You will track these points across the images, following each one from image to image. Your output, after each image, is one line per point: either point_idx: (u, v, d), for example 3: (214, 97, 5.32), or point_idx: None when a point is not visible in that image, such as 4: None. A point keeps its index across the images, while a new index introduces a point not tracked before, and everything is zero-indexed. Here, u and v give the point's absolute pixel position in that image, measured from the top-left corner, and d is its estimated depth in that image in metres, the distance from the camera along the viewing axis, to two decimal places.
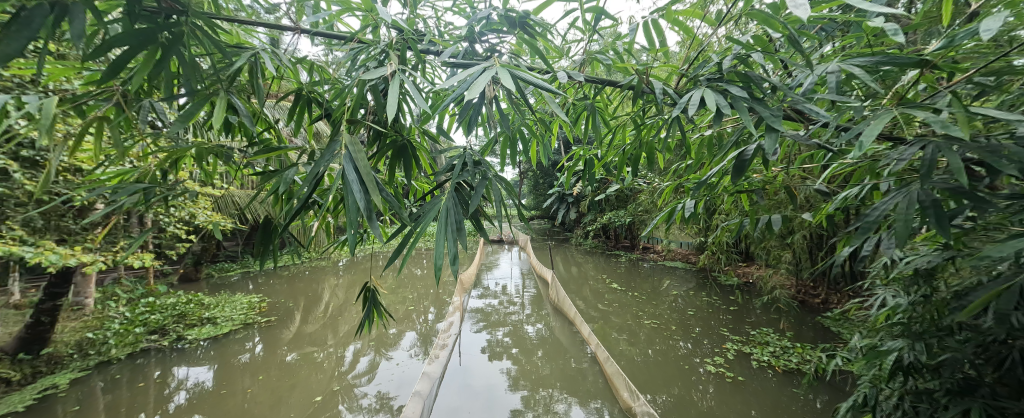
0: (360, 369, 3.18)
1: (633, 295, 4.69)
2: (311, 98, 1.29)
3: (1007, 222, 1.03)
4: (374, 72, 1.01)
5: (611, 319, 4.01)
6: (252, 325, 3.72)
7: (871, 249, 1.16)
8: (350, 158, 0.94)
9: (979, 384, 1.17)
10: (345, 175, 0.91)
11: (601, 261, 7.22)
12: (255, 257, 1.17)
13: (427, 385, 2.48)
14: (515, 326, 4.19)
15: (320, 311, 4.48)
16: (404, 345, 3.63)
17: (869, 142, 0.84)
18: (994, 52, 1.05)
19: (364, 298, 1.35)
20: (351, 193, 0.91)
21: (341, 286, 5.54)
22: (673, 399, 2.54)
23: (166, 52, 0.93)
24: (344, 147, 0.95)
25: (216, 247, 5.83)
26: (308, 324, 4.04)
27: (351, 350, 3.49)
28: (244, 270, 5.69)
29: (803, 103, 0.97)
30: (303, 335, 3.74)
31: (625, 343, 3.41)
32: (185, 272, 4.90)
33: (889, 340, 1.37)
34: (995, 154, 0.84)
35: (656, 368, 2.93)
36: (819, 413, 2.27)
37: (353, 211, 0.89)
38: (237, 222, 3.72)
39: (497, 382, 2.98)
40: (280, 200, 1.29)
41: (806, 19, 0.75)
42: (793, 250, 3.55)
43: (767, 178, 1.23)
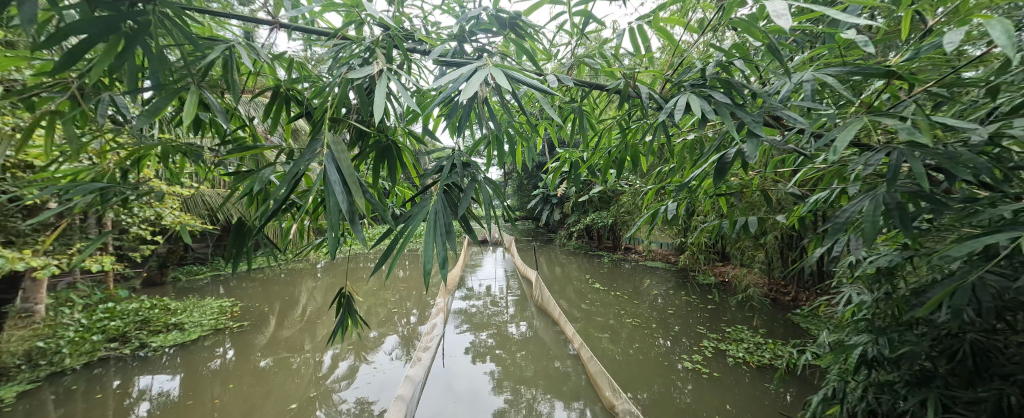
0: (339, 373, 3.10)
1: (615, 295, 4.76)
2: (290, 95, 1.28)
3: (958, 224, 1.12)
4: (361, 70, 0.99)
5: (594, 319, 4.06)
6: (223, 330, 3.57)
7: (840, 249, 1.22)
8: (332, 159, 0.92)
9: (933, 375, 1.25)
10: (327, 177, 0.89)
11: (585, 261, 7.32)
12: (224, 261, 1.13)
13: (410, 388, 2.45)
14: (498, 327, 4.18)
15: (296, 314, 4.32)
16: (386, 348, 3.55)
17: (843, 147, 0.90)
18: (948, 66, 1.14)
19: (339, 304, 1.33)
20: (333, 195, 0.89)
21: (319, 289, 5.38)
22: (653, 396, 2.59)
23: (129, 42, 0.89)
24: (326, 146, 0.94)
25: (184, 249, 5.57)
26: (283, 329, 3.89)
27: (329, 356, 3.38)
28: (214, 273, 5.45)
29: (781, 110, 1.03)
30: (278, 341, 3.61)
31: (607, 341, 3.48)
32: (149, 275, 4.67)
33: (854, 336, 1.45)
34: (953, 161, 0.94)
35: (637, 366, 2.98)
36: (790, 406, 2.37)
37: (335, 213, 0.87)
38: (205, 223, 3.54)
39: (480, 384, 2.97)
40: (256, 202, 1.27)
41: (788, 28, 0.82)
42: (766, 250, 3.69)
43: (743, 182, 1.27)
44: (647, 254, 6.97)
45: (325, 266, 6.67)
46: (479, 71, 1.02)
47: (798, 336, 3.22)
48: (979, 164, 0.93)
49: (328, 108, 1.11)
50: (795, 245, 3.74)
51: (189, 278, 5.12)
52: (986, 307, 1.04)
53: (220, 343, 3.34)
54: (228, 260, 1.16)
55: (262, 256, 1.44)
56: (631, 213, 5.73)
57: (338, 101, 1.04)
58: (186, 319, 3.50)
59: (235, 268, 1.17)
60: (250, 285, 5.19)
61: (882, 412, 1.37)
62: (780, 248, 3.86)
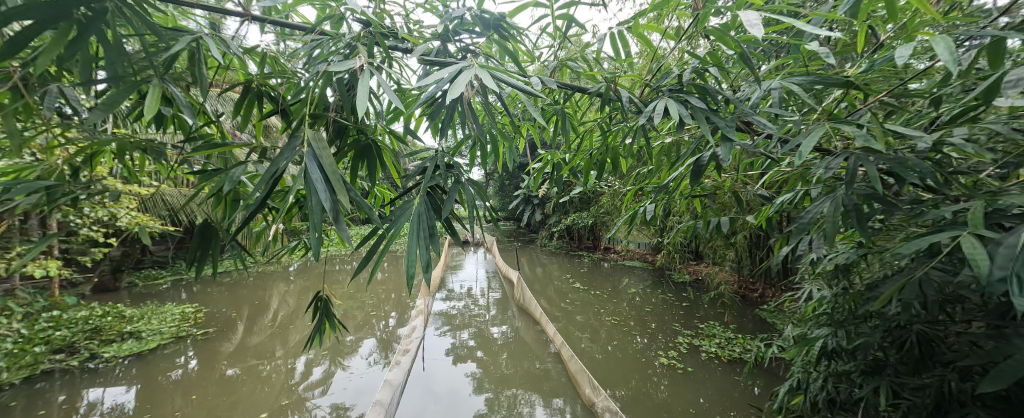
0: (314, 380, 2.99)
1: (594, 295, 4.84)
2: (262, 90, 1.23)
3: (907, 223, 1.22)
4: (343, 65, 0.97)
5: (575, 318, 4.11)
6: (186, 338, 3.36)
7: (803, 248, 1.29)
8: (314, 156, 0.90)
9: (885, 364, 1.35)
10: (308, 175, 0.87)
11: (566, 261, 7.41)
12: (186, 265, 1.06)
13: (388, 393, 2.40)
14: (479, 328, 4.15)
15: (266, 320, 4.13)
16: (363, 353, 3.45)
17: (808, 152, 0.96)
18: (897, 78, 1.24)
19: (316, 308, 1.37)
20: (316, 194, 0.86)
21: (292, 292, 5.15)
22: (630, 392, 2.65)
23: (81, 31, 0.83)
24: (306, 143, 0.91)
25: (142, 252, 5.25)
26: (251, 335, 3.71)
27: (302, 362, 3.24)
28: (175, 278, 5.16)
29: (751, 115, 1.09)
30: (246, 348, 3.43)
31: (587, 340, 3.53)
32: (101, 281, 4.36)
33: (816, 329, 1.54)
34: (901, 165, 1.02)
35: (615, 363, 3.04)
36: (757, 397, 2.48)
37: (318, 213, 0.84)
38: (164, 224, 3.34)
39: (461, 385, 2.94)
40: (224, 203, 1.23)
41: (760, 37, 0.89)
42: (736, 249, 3.86)
43: (716, 184, 1.32)
44: (626, 254, 7.09)
45: (298, 269, 6.42)
46: (463, 72, 1.03)
47: (765, 330, 3.39)
48: (924, 169, 1.01)
49: (307, 105, 1.08)
50: (762, 244, 3.92)
51: (147, 283, 4.82)
52: (930, 299, 1.13)
53: (182, 352, 3.15)
54: (190, 264, 1.10)
55: (230, 258, 1.37)
56: (610, 213, 5.84)
57: (317, 97, 1.02)
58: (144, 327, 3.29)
59: (199, 272, 1.11)
60: (216, 290, 4.92)
61: (840, 400, 1.47)
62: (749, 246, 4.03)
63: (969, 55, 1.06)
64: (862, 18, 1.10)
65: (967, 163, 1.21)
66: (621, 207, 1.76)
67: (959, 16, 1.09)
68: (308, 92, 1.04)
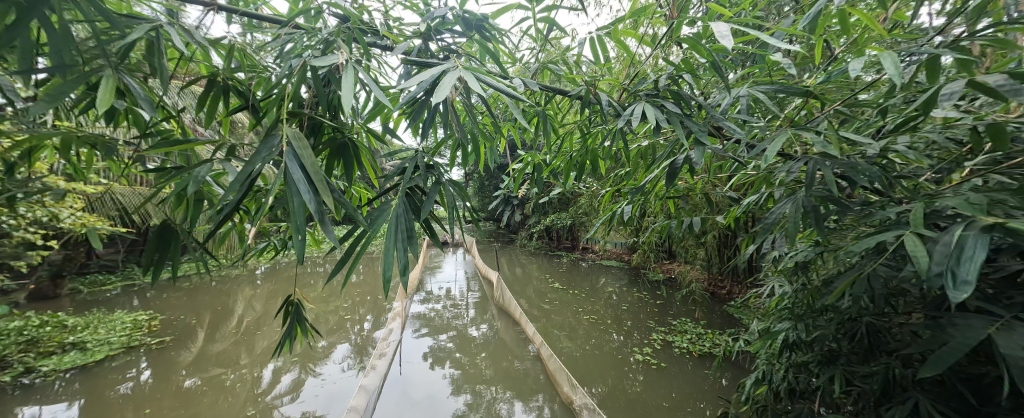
0: (282, 388, 2.85)
1: (574, 294, 4.92)
2: (229, 85, 1.17)
3: (858, 223, 1.32)
4: (326, 60, 0.97)
5: (553, 318, 4.15)
6: (137, 348, 3.13)
7: (767, 247, 1.37)
8: (294, 156, 0.86)
9: (838, 354, 1.45)
10: (289, 176, 0.83)
11: (545, 261, 7.46)
12: (143, 271, 0.99)
13: (364, 399, 2.34)
14: (458, 330, 4.10)
15: (229, 326, 3.88)
16: (336, 358, 3.33)
17: (772, 156, 1.02)
18: (849, 89, 1.34)
19: (287, 313, 1.32)
20: (297, 194, 0.83)
21: (259, 297, 4.86)
22: (607, 388, 2.70)
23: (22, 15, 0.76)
24: (286, 142, 0.87)
25: (87, 255, 4.85)
26: (213, 343, 3.48)
27: (270, 370, 3.09)
28: (125, 283, 4.80)
29: (722, 121, 1.14)
30: (208, 356, 3.23)
31: (565, 339, 3.57)
32: (38, 287, 3.99)
33: (778, 323, 1.64)
34: (853, 169, 1.11)
35: (593, 361, 3.09)
36: (725, 389, 2.60)
37: (298, 214, 0.81)
38: (112, 226, 3.10)
39: (439, 389, 2.90)
40: (186, 203, 1.15)
41: (730, 47, 0.94)
42: (705, 248, 4.02)
43: (689, 186, 1.38)
44: (602, 253, 7.20)
45: (266, 272, 6.10)
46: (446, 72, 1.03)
47: (734, 326, 3.54)
48: (873, 173, 1.10)
49: (279, 100, 1.03)
50: (730, 243, 4.10)
51: (93, 290, 4.44)
52: (878, 294, 1.23)
53: (133, 363, 2.91)
54: (146, 269, 1.02)
55: (190, 261, 1.29)
56: (588, 214, 5.94)
57: (290, 93, 0.98)
58: (89, 337, 3.03)
59: (157, 277, 1.04)
60: (173, 296, 4.59)
61: (799, 389, 1.57)
62: (718, 246, 4.20)
63: (910, 70, 1.17)
64: (820, 32, 1.18)
65: (908, 168, 1.33)
66: (599, 208, 1.80)
67: (902, 34, 1.20)
68: (282, 86, 1.00)
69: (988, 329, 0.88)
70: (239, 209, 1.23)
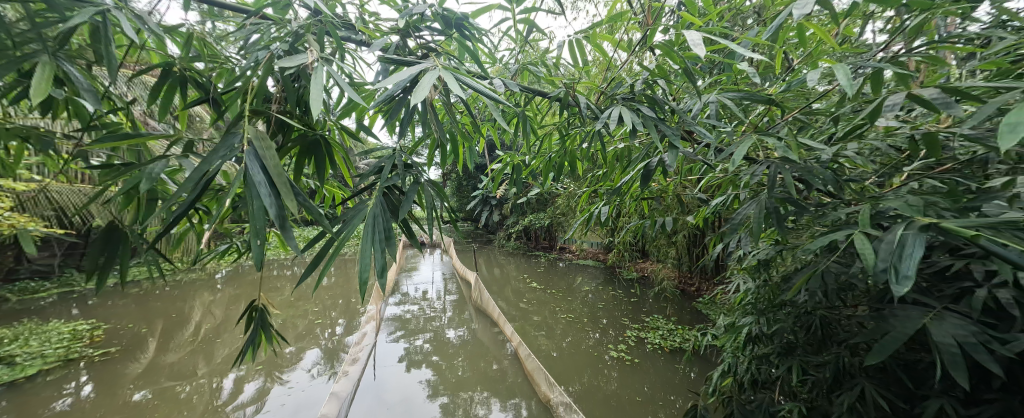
0: (246, 397, 2.69)
1: (552, 293, 4.98)
2: (187, 76, 1.09)
3: (814, 223, 1.41)
4: (294, 60, 0.90)
5: (531, 317, 4.17)
6: (76, 361, 2.87)
7: (733, 246, 1.44)
8: (255, 156, 0.82)
9: (795, 346, 1.55)
10: (249, 177, 0.79)
11: (523, 261, 7.49)
12: (85, 276, 0.90)
13: (335, 407, 2.26)
14: (434, 332, 4.02)
15: (185, 334, 3.60)
16: (305, 364, 3.18)
17: (739, 160, 1.08)
18: (806, 98, 1.43)
19: (250, 319, 1.25)
20: (258, 198, 0.79)
21: (219, 302, 4.53)
22: (584, 386, 2.75)
23: None
24: (247, 141, 0.83)
25: (16, 259, 4.40)
26: (166, 353, 3.23)
27: (231, 379, 2.91)
28: (63, 289, 4.39)
29: (693, 125, 1.19)
30: (160, 367, 3.01)
31: (543, 338, 3.60)
32: None
33: (743, 317, 1.73)
34: (810, 173, 1.18)
35: (570, 359, 3.13)
36: (694, 382, 2.71)
37: (259, 217, 0.77)
38: (46, 227, 2.83)
39: (415, 392, 2.83)
40: (135, 203, 1.06)
41: (701, 55, 0.99)
42: (677, 247, 4.16)
43: (662, 187, 1.43)
44: (580, 253, 7.28)
45: (227, 276, 5.74)
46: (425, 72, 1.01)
47: (703, 321, 3.69)
48: (827, 177, 1.18)
49: (242, 94, 0.97)
50: (699, 242, 4.26)
51: (24, 297, 4.03)
52: (829, 290, 1.32)
53: (71, 377, 2.67)
54: (89, 274, 0.94)
55: (141, 265, 1.19)
56: (566, 214, 6.03)
57: (256, 87, 0.93)
58: (18, 350, 2.75)
59: (102, 283, 0.95)
60: (120, 303, 4.24)
61: (761, 379, 1.66)
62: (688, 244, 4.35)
63: (859, 82, 1.26)
64: (782, 45, 1.26)
65: (857, 172, 1.44)
66: (579, 208, 1.82)
67: (851, 48, 1.29)
68: (246, 80, 0.95)
69: (923, 319, 0.97)
70: (196, 209, 1.15)
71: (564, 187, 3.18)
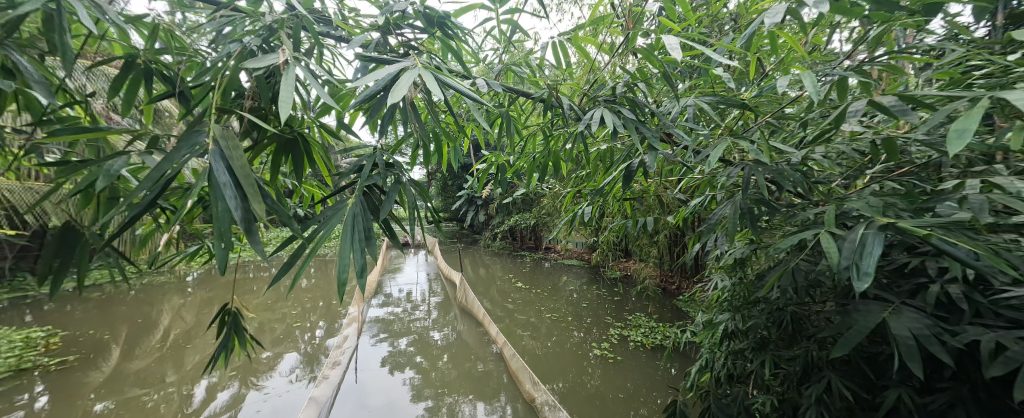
0: (218, 405, 2.57)
1: (536, 293, 5.00)
2: (151, 69, 1.04)
3: (784, 223, 1.47)
4: (261, 62, 0.85)
5: (516, 317, 4.18)
6: (28, 372, 2.68)
7: (710, 246, 1.49)
8: (221, 156, 0.78)
9: (767, 342, 1.61)
10: (214, 178, 0.75)
11: (508, 261, 7.48)
12: (37, 279, 0.84)
13: (314, 412, 2.19)
14: (419, 334, 3.94)
15: (152, 340, 3.40)
16: (282, 369, 3.07)
17: (716, 161, 1.12)
18: (778, 103, 1.50)
19: (222, 323, 1.19)
20: (222, 200, 0.75)
21: (190, 306, 4.30)
22: (568, 385, 2.77)
23: None
24: (213, 140, 0.79)
25: None
26: (131, 361, 3.04)
27: (203, 387, 2.77)
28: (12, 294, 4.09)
29: (672, 128, 1.23)
30: (124, 376, 2.84)
31: (529, 338, 3.61)
32: None
33: (720, 314, 1.79)
34: (780, 175, 1.24)
35: (554, 358, 3.15)
36: (674, 378, 2.77)
37: (223, 221, 0.74)
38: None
39: (398, 396, 2.77)
40: (94, 202, 1.00)
41: (679, 59, 1.02)
42: (658, 247, 4.25)
43: (644, 188, 1.47)
44: (564, 253, 7.32)
45: (198, 279, 5.48)
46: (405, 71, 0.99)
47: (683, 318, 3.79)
48: (795, 179, 1.24)
49: (211, 90, 0.93)
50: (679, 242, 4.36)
51: None
52: (799, 287, 1.38)
53: (23, 389, 2.50)
54: (41, 278, 0.88)
55: (100, 268, 1.13)
56: (551, 214, 6.06)
57: (226, 83, 0.89)
58: None
59: (56, 288, 0.89)
60: (79, 308, 3.98)
61: (736, 373, 1.72)
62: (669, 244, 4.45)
63: (824, 89, 1.33)
64: (755, 52, 1.31)
65: (824, 174, 1.51)
66: (565, 207, 1.84)
67: (818, 57, 1.36)
68: (216, 75, 0.91)
69: (883, 313, 1.02)
70: (162, 208, 1.09)
71: (548, 188, 3.22)
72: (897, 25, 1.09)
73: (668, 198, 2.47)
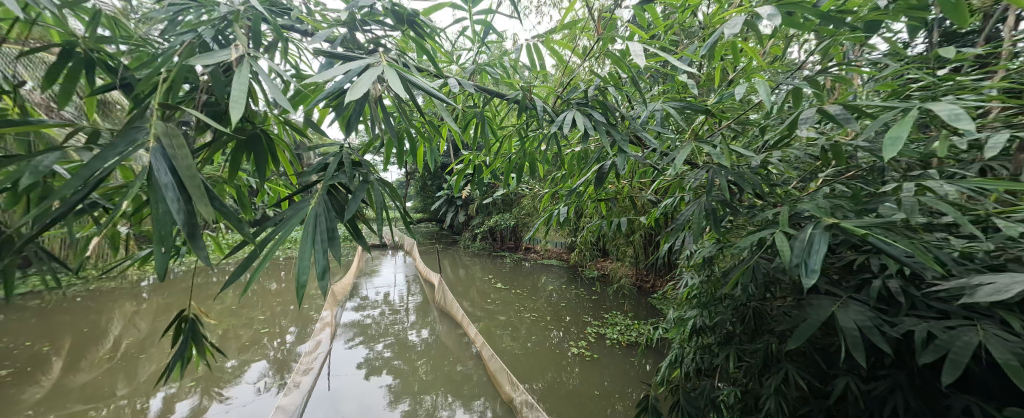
0: None
1: (515, 293, 5.03)
2: (93, 59, 0.99)
3: (746, 223, 1.54)
4: (210, 57, 0.82)
5: (496, 317, 4.18)
6: None
7: (679, 245, 1.54)
8: (163, 155, 0.75)
9: (731, 336, 1.67)
10: (154, 178, 0.73)
11: (488, 261, 7.46)
12: None
13: None
14: (397, 337, 3.89)
15: (100, 351, 3.21)
16: (249, 378, 2.96)
17: (681, 165, 1.17)
18: (741, 108, 1.57)
19: (178, 331, 1.14)
20: (163, 202, 0.73)
21: (144, 313, 4.06)
22: (546, 384, 2.79)
23: None
24: (154, 138, 0.76)
25: None
26: (76, 374, 2.87)
27: (159, 399, 2.64)
28: None
29: (641, 132, 1.27)
30: (70, 390, 2.68)
31: (508, 338, 3.62)
32: None
33: (690, 311, 1.85)
34: (741, 176, 1.29)
35: (532, 358, 3.18)
36: (648, 373, 2.86)
37: (163, 225, 0.72)
38: None
39: (374, 402, 2.72)
40: (27, 200, 0.93)
41: (644, 65, 1.06)
42: (634, 246, 4.34)
43: (618, 189, 1.50)
44: (544, 253, 7.36)
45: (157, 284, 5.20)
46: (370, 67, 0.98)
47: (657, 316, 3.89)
48: (754, 181, 1.30)
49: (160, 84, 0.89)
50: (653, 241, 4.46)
51: None
52: (758, 284, 1.44)
53: None
54: None
55: (38, 274, 1.05)
56: (531, 214, 6.09)
57: (174, 77, 0.86)
58: None
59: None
60: (17, 318, 3.71)
61: (704, 367, 1.78)
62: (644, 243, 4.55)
63: (782, 96, 1.41)
64: (719, 59, 1.37)
65: (784, 176, 1.59)
66: (543, 207, 1.87)
67: (777, 65, 1.43)
68: (165, 71, 0.87)
69: (832, 307, 1.09)
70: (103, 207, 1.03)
71: (527, 189, 3.25)
72: (842, 39, 1.17)
73: (643, 198, 2.53)
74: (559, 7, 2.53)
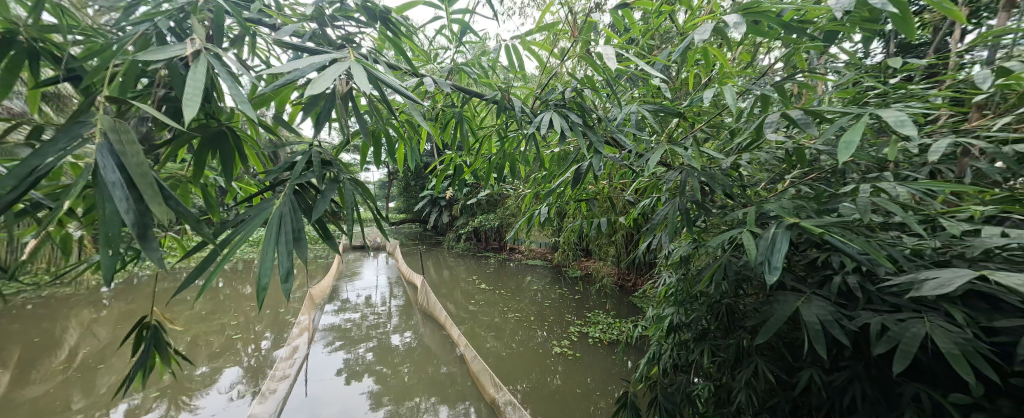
0: None
1: (500, 293, 5.04)
2: (40, 50, 0.94)
3: (720, 222, 1.57)
4: (161, 52, 0.81)
5: (480, 319, 4.17)
6: None
7: (656, 245, 1.57)
8: (110, 151, 0.73)
9: (706, 332, 1.71)
10: (101, 176, 0.71)
11: (472, 262, 7.45)
12: None
13: None
14: (379, 339, 3.87)
15: (53, 362, 3.12)
16: (220, 386, 2.90)
17: (654, 166, 1.21)
18: (713, 111, 1.61)
19: (139, 337, 1.11)
20: (111, 201, 0.71)
21: (104, 321, 3.90)
22: (530, 384, 2.81)
23: None
24: (100, 133, 0.74)
25: None
26: (27, 388, 2.79)
27: (120, 412, 2.57)
28: None
29: (617, 134, 1.33)
30: (20, 405, 2.60)
31: (492, 339, 3.62)
32: None
33: (668, 309, 1.89)
34: (713, 178, 1.33)
35: (515, 358, 3.20)
36: (628, 370, 2.91)
37: (111, 225, 0.70)
38: None
39: (355, 405, 2.71)
40: None
41: (613, 68, 1.09)
42: (616, 245, 4.40)
43: (597, 190, 1.53)
44: (528, 253, 7.39)
45: (120, 290, 4.99)
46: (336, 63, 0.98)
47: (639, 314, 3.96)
48: (723, 182, 1.33)
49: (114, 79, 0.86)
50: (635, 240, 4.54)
51: None
52: (729, 281, 1.47)
53: None
54: None
55: None
56: (516, 215, 6.11)
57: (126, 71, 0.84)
58: None
59: None
60: None
61: (681, 364, 1.82)
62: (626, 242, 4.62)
63: (751, 101, 1.46)
64: (691, 63, 1.41)
65: (754, 178, 1.64)
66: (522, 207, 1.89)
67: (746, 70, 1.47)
68: (121, 66, 0.85)
69: (797, 302, 1.13)
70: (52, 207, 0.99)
71: (509, 190, 3.25)
72: (803, 49, 1.20)
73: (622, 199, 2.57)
74: (540, 9, 2.55)
